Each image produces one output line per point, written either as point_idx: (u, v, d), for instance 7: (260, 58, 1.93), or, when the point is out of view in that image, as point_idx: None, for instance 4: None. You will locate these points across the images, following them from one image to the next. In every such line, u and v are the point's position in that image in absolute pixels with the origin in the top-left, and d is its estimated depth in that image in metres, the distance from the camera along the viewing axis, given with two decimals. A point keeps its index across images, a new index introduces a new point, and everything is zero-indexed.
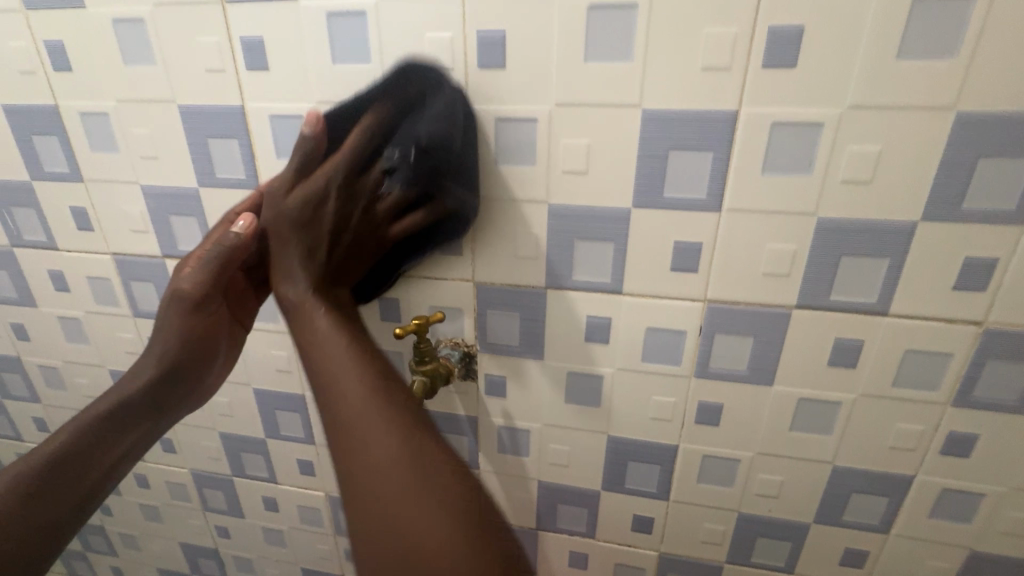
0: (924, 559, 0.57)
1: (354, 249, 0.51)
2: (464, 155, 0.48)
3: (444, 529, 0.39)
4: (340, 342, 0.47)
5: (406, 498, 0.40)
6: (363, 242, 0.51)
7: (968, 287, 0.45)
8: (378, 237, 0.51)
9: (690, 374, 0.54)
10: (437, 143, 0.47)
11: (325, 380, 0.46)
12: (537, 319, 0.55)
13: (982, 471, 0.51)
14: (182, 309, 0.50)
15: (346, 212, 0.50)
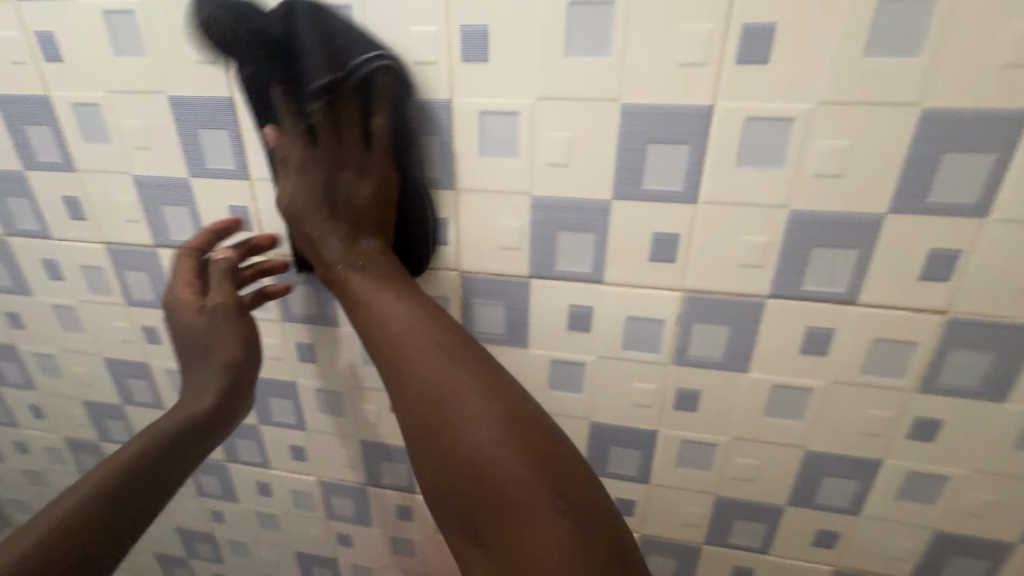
0: (892, 539, 0.60)
1: (352, 191, 0.50)
2: (366, 38, 0.45)
3: (508, 450, 0.41)
4: (378, 293, 0.48)
5: (469, 426, 0.42)
6: (359, 184, 0.50)
7: (932, 278, 0.47)
8: (370, 166, 0.50)
9: (668, 361, 0.55)
10: (332, 41, 0.44)
11: (374, 323, 0.47)
12: (521, 308, 0.57)
13: (946, 454, 0.54)
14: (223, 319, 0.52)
15: (322, 158, 0.49)
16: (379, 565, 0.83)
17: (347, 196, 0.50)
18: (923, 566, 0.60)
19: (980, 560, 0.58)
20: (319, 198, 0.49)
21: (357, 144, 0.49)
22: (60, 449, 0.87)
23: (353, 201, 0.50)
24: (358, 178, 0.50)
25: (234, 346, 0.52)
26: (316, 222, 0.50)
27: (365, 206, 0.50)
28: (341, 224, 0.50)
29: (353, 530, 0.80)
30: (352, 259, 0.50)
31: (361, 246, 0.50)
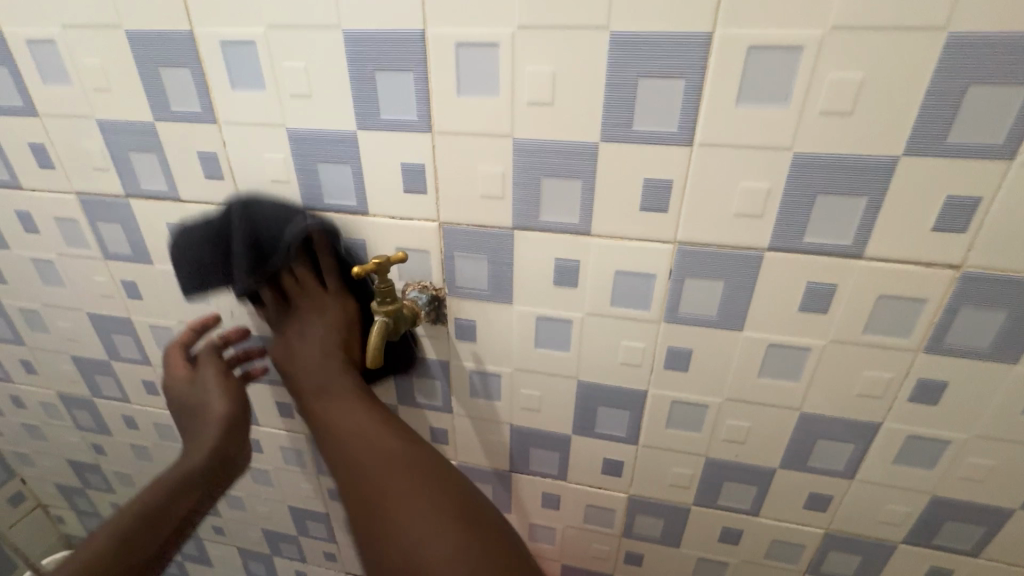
0: (886, 504, 0.58)
1: (315, 325, 0.59)
2: (289, 208, 0.55)
3: (444, 541, 0.47)
4: (343, 414, 0.55)
5: (417, 511, 0.48)
6: (314, 315, 0.59)
7: (947, 229, 0.43)
8: (326, 311, 0.59)
9: (659, 319, 0.53)
10: (266, 226, 0.55)
11: (341, 435, 0.55)
12: (505, 262, 0.54)
13: (949, 418, 0.51)
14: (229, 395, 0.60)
15: (295, 323, 0.60)
16: None
17: (313, 333, 0.59)
18: (917, 531, 0.59)
19: (977, 525, 0.57)
20: (295, 336, 0.60)
21: (318, 287, 0.59)
22: (54, 404, 0.87)
23: (314, 334, 0.59)
24: (320, 312, 0.59)
25: (221, 401, 0.59)
26: (295, 358, 0.60)
27: (325, 339, 0.58)
28: (309, 355, 0.59)
29: None
30: (321, 388, 0.58)
31: (318, 362, 0.58)
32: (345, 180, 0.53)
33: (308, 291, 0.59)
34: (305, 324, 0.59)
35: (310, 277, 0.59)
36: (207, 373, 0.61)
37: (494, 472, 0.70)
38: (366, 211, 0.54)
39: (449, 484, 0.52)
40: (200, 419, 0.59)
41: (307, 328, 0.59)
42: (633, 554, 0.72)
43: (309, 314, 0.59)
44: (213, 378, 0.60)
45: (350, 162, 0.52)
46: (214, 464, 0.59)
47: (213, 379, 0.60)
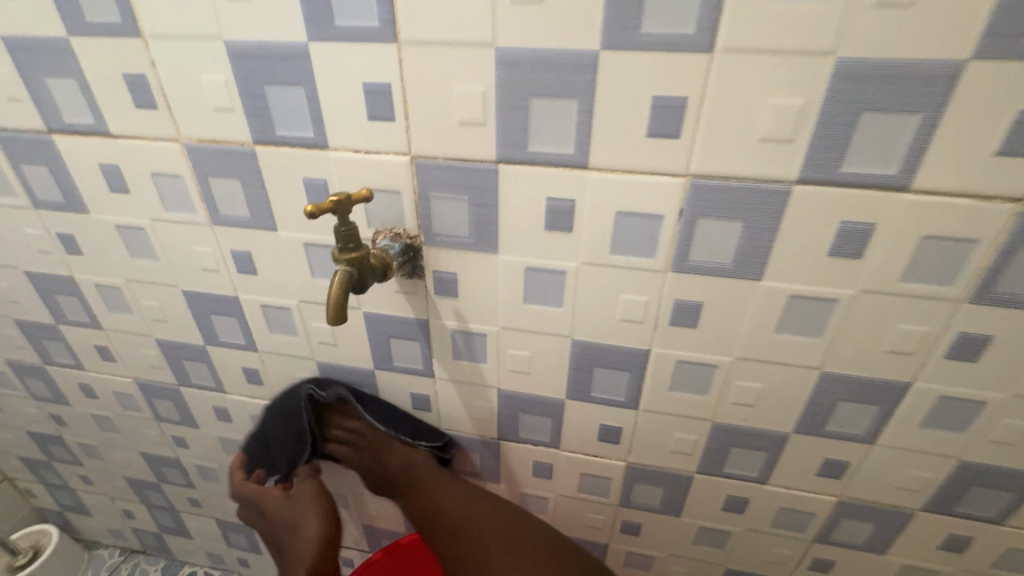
0: (907, 470, 0.53)
1: (373, 450, 0.63)
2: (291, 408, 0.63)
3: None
4: (424, 496, 0.60)
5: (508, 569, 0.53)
6: (363, 439, 0.63)
7: (1014, 152, 0.36)
8: (365, 431, 0.63)
9: (665, 269, 0.46)
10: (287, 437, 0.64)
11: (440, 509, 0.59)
12: (488, 203, 0.46)
13: (989, 376, 0.45)
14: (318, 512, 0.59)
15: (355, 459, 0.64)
16: (352, 493, 0.78)
17: (374, 456, 0.63)
18: (938, 498, 0.54)
19: (1004, 492, 0.52)
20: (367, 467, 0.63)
21: (350, 418, 0.63)
22: (5, 372, 0.81)
23: (378, 450, 0.62)
24: (370, 437, 0.63)
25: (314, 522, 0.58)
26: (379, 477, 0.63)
27: (385, 453, 0.62)
28: (390, 462, 0.62)
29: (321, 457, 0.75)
30: (410, 484, 0.61)
31: (398, 471, 0.61)
32: (298, 107, 0.45)
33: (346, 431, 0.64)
34: (366, 443, 0.63)
35: (338, 424, 0.64)
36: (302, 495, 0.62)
37: (482, 441, 0.65)
38: (325, 144, 0.46)
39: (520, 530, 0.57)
40: (294, 538, 0.58)
41: (368, 457, 0.63)
42: (631, 524, 0.68)
43: (360, 445, 0.63)
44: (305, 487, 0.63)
45: (302, 84, 0.44)
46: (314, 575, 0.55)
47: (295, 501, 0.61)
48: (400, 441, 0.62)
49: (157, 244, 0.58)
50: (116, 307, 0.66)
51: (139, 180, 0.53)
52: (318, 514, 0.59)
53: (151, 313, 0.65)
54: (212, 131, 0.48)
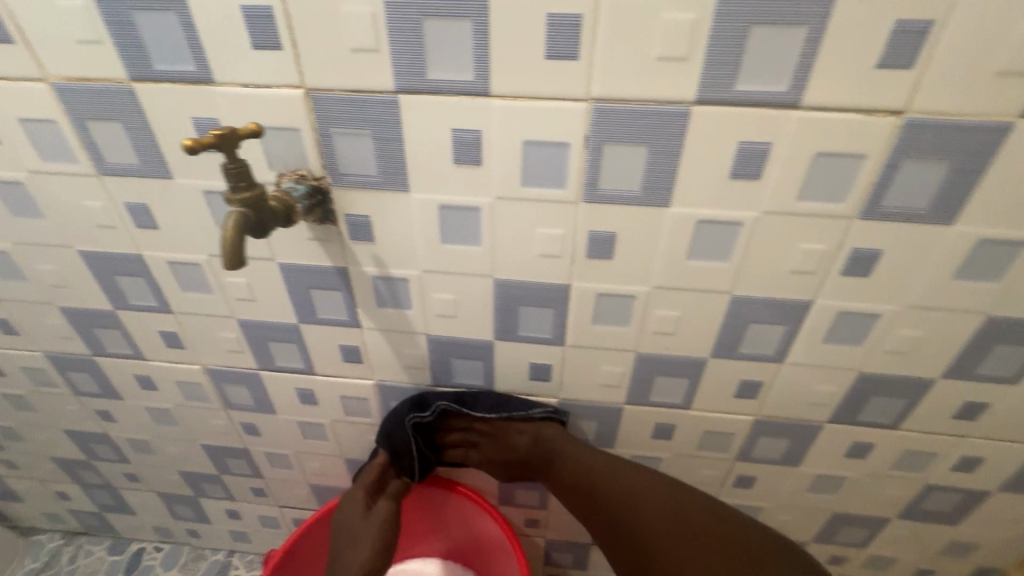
0: (814, 385, 0.57)
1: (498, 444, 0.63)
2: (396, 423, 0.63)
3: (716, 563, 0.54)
4: (564, 469, 0.60)
5: (673, 555, 0.55)
6: (485, 432, 0.64)
7: (893, 64, 0.37)
8: (484, 432, 0.63)
9: (577, 201, 0.46)
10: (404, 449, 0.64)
11: (590, 482, 0.59)
12: (393, 138, 0.44)
13: (881, 289, 0.48)
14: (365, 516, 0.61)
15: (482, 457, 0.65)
16: (294, 450, 0.77)
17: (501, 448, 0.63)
18: (842, 409, 0.58)
19: (898, 398, 0.56)
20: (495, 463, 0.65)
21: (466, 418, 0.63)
22: None
23: (505, 437, 0.63)
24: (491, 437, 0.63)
25: (367, 543, 0.59)
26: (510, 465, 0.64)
27: (513, 443, 0.62)
28: (519, 442, 0.62)
29: (257, 419, 0.73)
30: (546, 458, 0.61)
31: (528, 453, 0.62)
32: (174, 36, 0.41)
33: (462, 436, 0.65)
34: (488, 438, 0.64)
35: (453, 429, 0.64)
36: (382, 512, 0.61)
37: (417, 390, 0.64)
38: (210, 78, 0.43)
39: (673, 510, 0.57)
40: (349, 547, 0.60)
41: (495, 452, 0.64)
42: None
43: (486, 436, 0.64)
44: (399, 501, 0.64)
45: (173, 9, 0.40)
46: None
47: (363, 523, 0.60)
48: (520, 419, 0.62)
49: (41, 200, 0.53)
50: (7, 274, 0.61)
51: (7, 127, 0.48)
52: (372, 540, 0.59)
53: (48, 279, 0.61)
54: (80, 67, 0.44)
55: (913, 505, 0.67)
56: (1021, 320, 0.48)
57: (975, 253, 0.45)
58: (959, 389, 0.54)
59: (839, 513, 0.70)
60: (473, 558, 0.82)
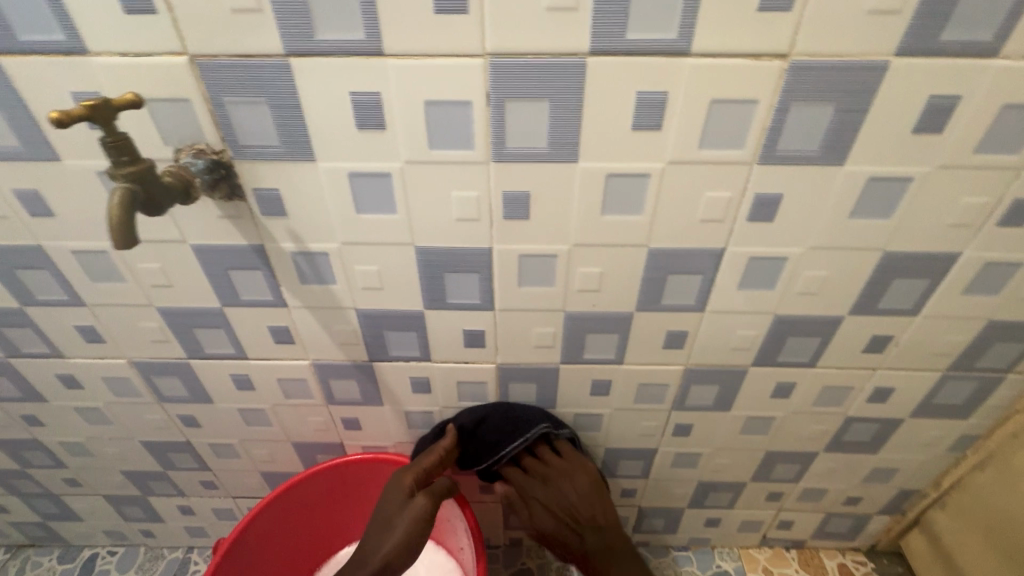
0: (736, 330, 0.59)
1: (566, 492, 0.64)
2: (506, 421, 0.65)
3: None
4: (606, 544, 0.63)
5: None
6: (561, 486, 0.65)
7: (773, 7, 0.38)
8: (565, 485, 0.64)
9: (487, 162, 0.46)
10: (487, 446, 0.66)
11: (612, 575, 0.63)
12: (291, 104, 0.43)
13: (786, 232, 0.50)
14: (409, 517, 0.61)
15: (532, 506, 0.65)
16: (239, 439, 0.76)
17: (567, 498, 0.64)
18: (763, 352, 0.61)
19: (813, 337, 0.59)
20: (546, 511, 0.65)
21: (556, 461, 0.65)
22: None
23: (576, 495, 0.64)
24: (566, 484, 0.64)
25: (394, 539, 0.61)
26: (559, 520, 0.65)
27: (584, 487, 0.64)
28: (585, 507, 0.64)
29: (195, 410, 0.71)
30: (600, 530, 0.64)
31: (587, 517, 0.64)
32: (36, 3, 0.39)
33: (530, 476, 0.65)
34: (558, 490, 0.65)
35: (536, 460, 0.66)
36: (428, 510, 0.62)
37: (354, 366, 0.64)
38: (84, 48, 0.40)
39: None
40: (382, 532, 0.62)
41: (554, 502, 0.65)
42: None
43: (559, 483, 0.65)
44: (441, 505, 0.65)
45: None
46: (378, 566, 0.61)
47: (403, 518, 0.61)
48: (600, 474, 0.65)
49: None
50: None
51: None
52: (405, 536, 0.61)
53: None
54: None
55: (837, 438, 0.72)
56: (913, 254, 0.52)
57: (865, 192, 0.47)
58: (865, 324, 0.58)
59: (771, 452, 0.74)
60: (434, 528, 0.83)
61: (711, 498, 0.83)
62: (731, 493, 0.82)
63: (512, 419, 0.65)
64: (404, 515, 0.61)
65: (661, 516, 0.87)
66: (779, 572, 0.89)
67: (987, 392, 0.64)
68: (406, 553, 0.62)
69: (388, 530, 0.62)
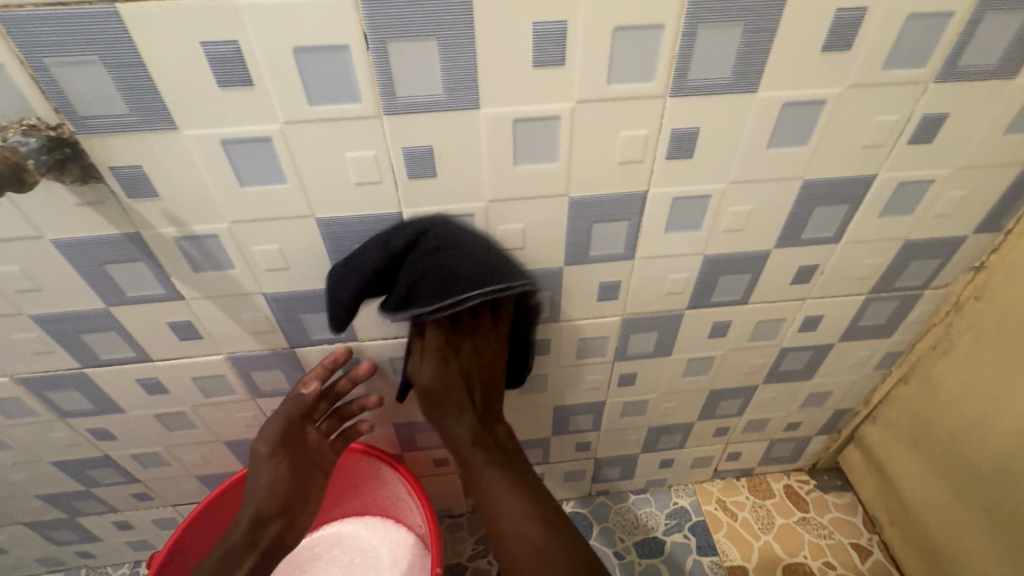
0: (668, 275, 0.58)
1: (478, 355, 0.56)
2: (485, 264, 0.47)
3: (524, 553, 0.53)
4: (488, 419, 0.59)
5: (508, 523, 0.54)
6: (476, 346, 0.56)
7: None
8: (480, 347, 0.56)
9: (378, 116, 0.41)
10: (450, 273, 0.46)
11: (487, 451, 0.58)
12: (131, 63, 0.36)
13: (706, 168, 0.48)
14: (268, 465, 0.59)
15: (427, 360, 0.56)
16: (164, 446, 0.70)
17: (473, 363, 0.56)
18: (696, 294, 0.61)
19: (744, 274, 0.59)
20: (446, 369, 0.56)
21: (484, 329, 0.56)
22: None
23: (484, 355, 0.56)
24: (484, 350, 0.56)
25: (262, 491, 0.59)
26: (451, 377, 0.56)
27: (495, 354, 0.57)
28: (489, 369, 0.57)
29: (106, 421, 0.65)
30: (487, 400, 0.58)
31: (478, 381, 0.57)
32: None
33: (449, 337, 0.56)
34: (472, 349, 0.56)
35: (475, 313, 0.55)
36: (302, 462, 0.62)
37: (275, 355, 0.59)
38: None
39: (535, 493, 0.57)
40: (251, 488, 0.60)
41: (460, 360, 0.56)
42: None
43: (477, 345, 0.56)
44: (326, 464, 0.65)
45: None
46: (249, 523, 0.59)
47: (269, 463, 0.59)
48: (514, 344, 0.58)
49: None
50: None
51: None
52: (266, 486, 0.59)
53: None
54: None
55: (774, 369, 0.73)
56: (832, 179, 0.51)
57: (781, 119, 0.46)
58: (792, 254, 0.58)
59: (714, 390, 0.76)
60: (392, 507, 0.82)
61: (663, 441, 0.85)
62: (681, 434, 0.84)
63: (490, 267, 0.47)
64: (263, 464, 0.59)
65: (617, 464, 0.88)
66: (731, 501, 0.93)
67: (907, 310, 0.67)
68: (277, 504, 0.60)
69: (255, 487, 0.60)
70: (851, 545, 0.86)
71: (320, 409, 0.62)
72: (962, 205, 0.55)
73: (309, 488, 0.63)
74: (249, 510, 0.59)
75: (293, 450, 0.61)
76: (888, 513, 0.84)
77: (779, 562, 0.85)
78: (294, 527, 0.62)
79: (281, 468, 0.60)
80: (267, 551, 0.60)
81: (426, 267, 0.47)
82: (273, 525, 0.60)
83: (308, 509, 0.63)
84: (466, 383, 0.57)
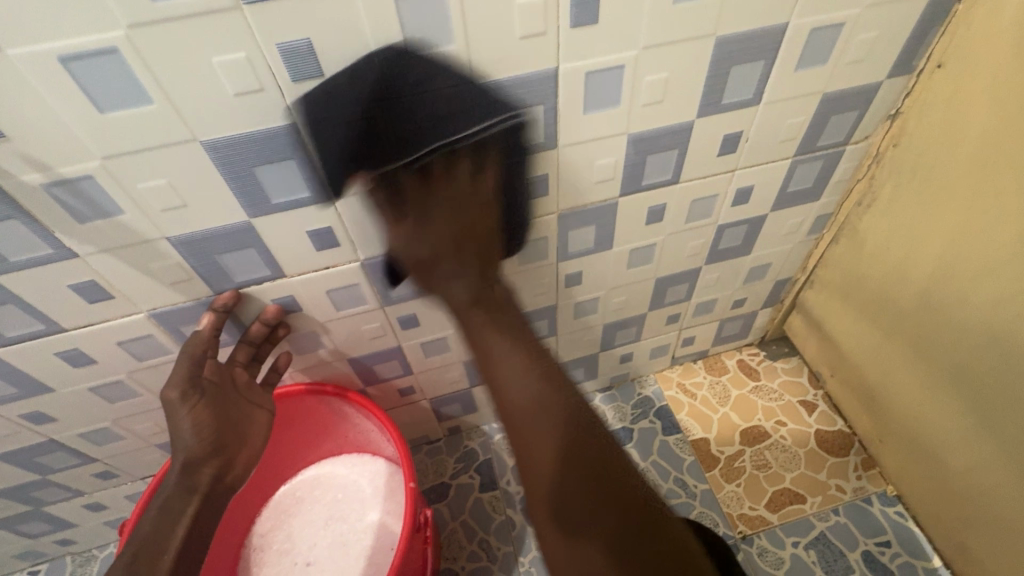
0: (595, 161, 0.56)
1: (466, 214, 0.49)
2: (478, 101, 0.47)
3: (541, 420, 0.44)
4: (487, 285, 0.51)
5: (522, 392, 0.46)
6: (459, 207, 0.48)
7: None
8: (472, 207, 0.49)
9: (238, 7, 0.36)
10: (422, 113, 0.45)
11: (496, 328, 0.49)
12: None
13: (613, 34, 0.46)
14: (187, 409, 0.57)
15: (405, 228, 0.50)
16: (111, 420, 0.68)
17: (460, 226, 0.48)
18: (627, 178, 0.59)
19: (671, 151, 0.58)
20: (424, 231, 0.49)
21: (466, 182, 0.48)
22: None
23: (477, 211, 0.49)
24: (472, 206, 0.49)
25: (189, 437, 0.57)
26: (440, 240, 0.48)
27: (482, 211, 0.50)
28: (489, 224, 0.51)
29: (36, 404, 0.62)
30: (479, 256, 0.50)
31: (467, 251, 0.49)
32: None
33: (422, 201, 0.48)
34: (455, 211, 0.48)
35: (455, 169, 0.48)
36: (228, 399, 0.61)
37: (196, 305, 0.56)
38: None
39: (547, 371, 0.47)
40: (173, 434, 0.58)
41: (438, 225, 0.48)
42: (406, 319, 0.67)
43: (459, 209, 0.48)
44: (255, 398, 0.65)
45: None
46: (182, 469, 0.58)
47: (186, 408, 0.57)
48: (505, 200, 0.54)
49: None
50: None
51: None
52: (190, 431, 0.57)
53: None
54: None
55: (714, 248, 0.75)
56: (745, 33, 0.49)
57: None
58: (715, 123, 0.57)
59: (661, 277, 0.77)
60: (364, 441, 0.82)
61: (620, 336, 0.87)
62: (635, 327, 0.86)
63: (469, 104, 0.46)
64: (181, 409, 0.56)
65: (579, 366, 0.91)
66: (690, 383, 0.98)
67: (831, 169, 0.68)
68: (207, 447, 0.59)
69: (178, 432, 0.57)
70: (799, 403, 0.94)
71: (241, 352, 0.61)
72: (874, 48, 0.55)
73: (242, 425, 0.63)
74: (178, 455, 0.58)
75: (213, 390, 0.59)
76: (828, 366, 0.91)
77: (737, 428, 0.92)
78: (230, 463, 0.62)
79: (201, 409, 0.57)
80: (208, 493, 0.60)
81: (406, 117, 0.45)
82: (209, 466, 0.60)
83: (243, 445, 0.63)
84: (454, 249, 0.49)
